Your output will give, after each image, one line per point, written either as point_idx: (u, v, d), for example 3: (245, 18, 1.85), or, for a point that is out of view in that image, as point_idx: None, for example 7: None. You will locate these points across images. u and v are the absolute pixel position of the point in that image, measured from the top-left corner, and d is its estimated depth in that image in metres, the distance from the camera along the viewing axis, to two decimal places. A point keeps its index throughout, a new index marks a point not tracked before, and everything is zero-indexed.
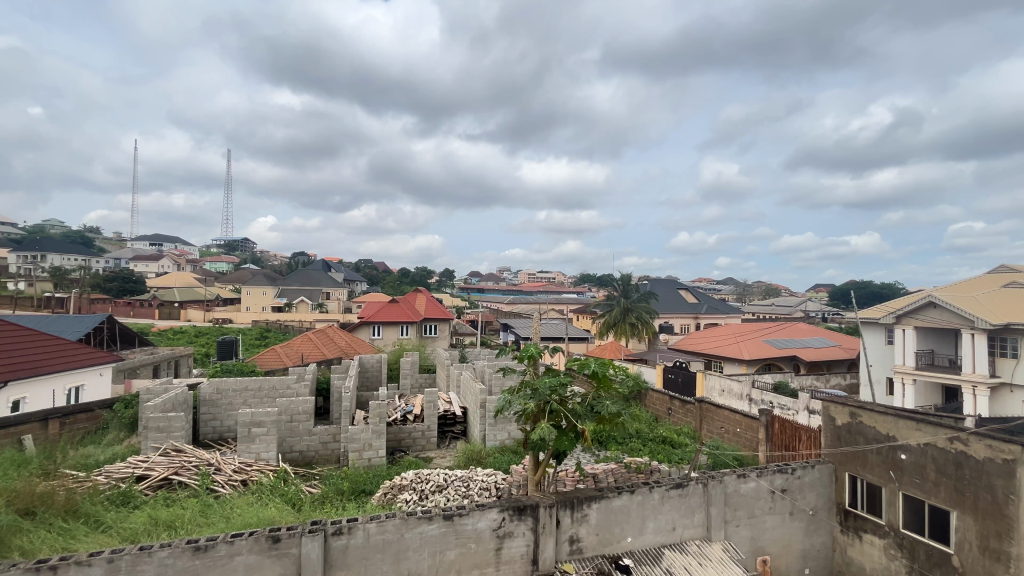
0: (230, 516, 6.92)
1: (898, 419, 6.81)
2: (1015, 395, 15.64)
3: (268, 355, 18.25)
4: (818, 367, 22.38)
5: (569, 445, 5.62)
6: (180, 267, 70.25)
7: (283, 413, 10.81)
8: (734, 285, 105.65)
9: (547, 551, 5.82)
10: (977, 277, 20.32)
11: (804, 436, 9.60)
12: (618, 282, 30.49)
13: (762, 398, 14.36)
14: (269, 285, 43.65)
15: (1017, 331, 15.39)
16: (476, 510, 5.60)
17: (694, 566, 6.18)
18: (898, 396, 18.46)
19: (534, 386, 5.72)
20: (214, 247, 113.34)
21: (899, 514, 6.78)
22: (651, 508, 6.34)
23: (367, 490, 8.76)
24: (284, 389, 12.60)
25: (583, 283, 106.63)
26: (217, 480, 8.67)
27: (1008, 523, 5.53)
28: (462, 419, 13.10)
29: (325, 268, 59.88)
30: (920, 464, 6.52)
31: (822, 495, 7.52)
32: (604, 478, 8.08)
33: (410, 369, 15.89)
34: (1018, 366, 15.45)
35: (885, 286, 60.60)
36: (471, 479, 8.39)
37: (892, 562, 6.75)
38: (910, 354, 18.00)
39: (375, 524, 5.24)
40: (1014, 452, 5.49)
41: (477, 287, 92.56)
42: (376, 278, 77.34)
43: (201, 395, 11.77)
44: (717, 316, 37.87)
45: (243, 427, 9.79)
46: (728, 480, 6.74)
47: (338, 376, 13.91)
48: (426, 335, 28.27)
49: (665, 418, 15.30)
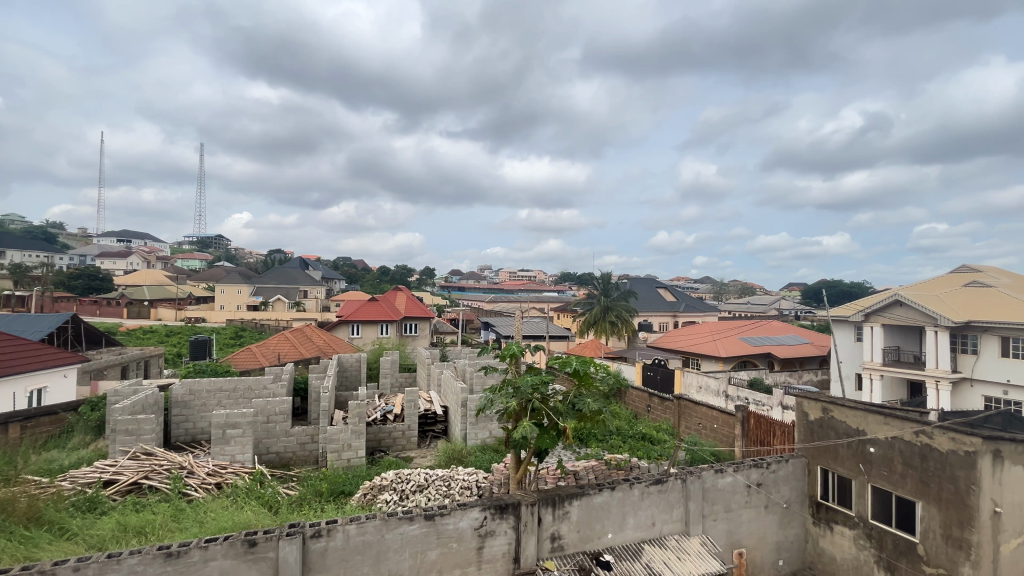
0: (204, 520, 6.75)
1: (867, 414, 7.04)
2: (975, 389, 16.38)
3: (243, 356, 17.79)
4: (791, 363, 22.99)
5: (551, 443, 5.63)
6: (150, 265, 68.00)
7: (259, 414, 10.55)
8: (712, 283, 107.55)
9: (529, 548, 5.84)
10: (940, 277, 21.15)
11: (778, 431, 9.85)
12: (598, 281, 30.78)
13: (738, 394, 14.70)
14: (245, 283, 42.64)
15: (978, 328, 16.10)
16: (458, 510, 5.58)
17: (673, 560, 6.28)
18: (866, 391, 19.10)
19: (516, 384, 5.69)
20: (186, 243, 110.29)
21: (869, 506, 7.00)
22: (632, 503, 6.41)
23: (346, 490, 8.65)
24: (260, 390, 12.34)
25: (563, 283, 106.95)
26: (190, 483, 8.41)
27: (970, 512, 5.77)
28: (443, 419, 13.05)
29: (302, 266, 58.63)
30: (888, 457, 6.76)
31: (796, 489, 7.73)
32: (584, 475, 8.15)
33: (390, 368, 15.75)
34: (978, 362, 16.16)
35: (854, 285, 62.53)
36: (453, 479, 8.37)
37: (861, 552, 6.98)
38: (878, 350, 18.62)
39: (355, 525, 5.17)
40: (976, 444, 5.74)
41: (458, 286, 91.98)
42: (354, 276, 76.00)
43: (172, 396, 11.41)
44: (695, 314, 38.48)
45: (217, 429, 9.53)
46: (706, 475, 6.88)
47: (316, 376, 13.65)
48: (406, 334, 27.95)
49: (644, 415, 15.50)
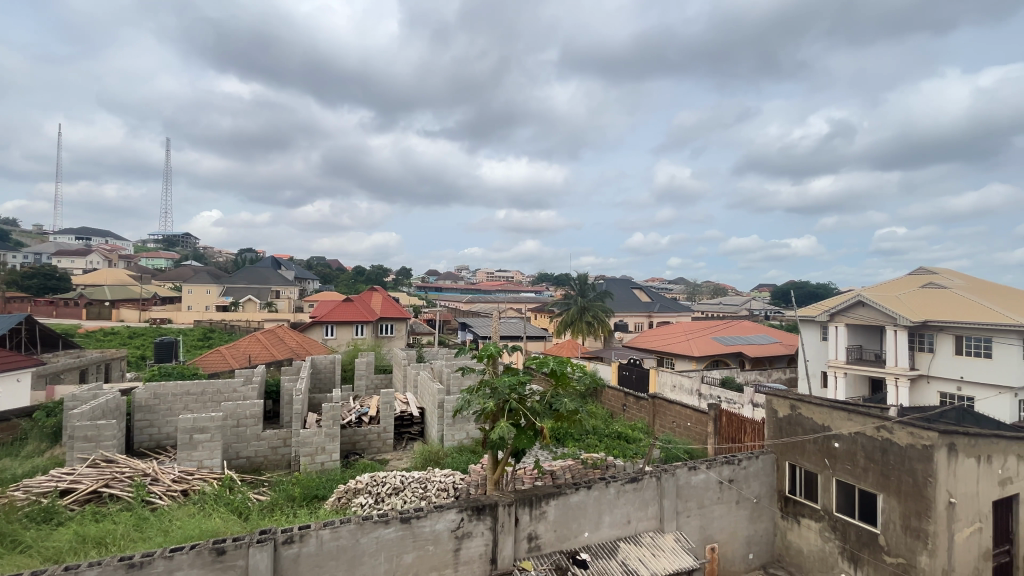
0: (168, 529, 6.50)
1: (832, 411, 7.29)
2: (931, 385, 17.16)
3: (211, 358, 17.24)
4: (760, 361, 23.69)
5: (528, 443, 5.63)
6: (111, 263, 65.17)
7: (229, 418, 10.24)
8: (684, 284, 109.91)
9: (506, 549, 5.83)
10: (899, 278, 22.11)
11: (749, 428, 10.10)
12: (575, 281, 31.04)
13: (710, 393, 15.07)
14: (213, 283, 41.35)
15: (934, 328, 16.90)
16: (435, 512, 5.53)
17: (648, 557, 6.38)
18: (831, 388, 19.80)
19: (494, 385, 5.71)
20: (150, 241, 106.24)
21: (833, 499, 7.25)
22: (608, 502, 6.48)
23: (320, 495, 8.49)
24: (229, 393, 12.01)
25: (540, 283, 107.38)
26: (154, 491, 8.11)
27: (927, 503, 6.04)
28: (420, 420, 12.93)
29: (274, 266, 57.18)
30: (851, 452, 7.01)
31: (765, 484, 7.95)
32: (561, 475, 8.18)
33: (366, 369, 15.54)
34: (934, 359, 16.97)
35: (820, 287, 64.78)
36: (429, 480, 8.29)
37: (827, 544, 7.24)
38: (842, 349, 19.34)
39: (329, 530, 5.08)
40: (932, 438, 6.02)
41: (435, 286, 91.15)
42: (328, 276, 74.50)
43: (135, 400, 10.98)
44: (669, 315, 39.18)
45: (184, 434, 9.20)
46: (680, 473, 7.01)
47: (288, 379, 13.34)
48: (382, 335, 27.58)
49: (619, 414, 15.68)
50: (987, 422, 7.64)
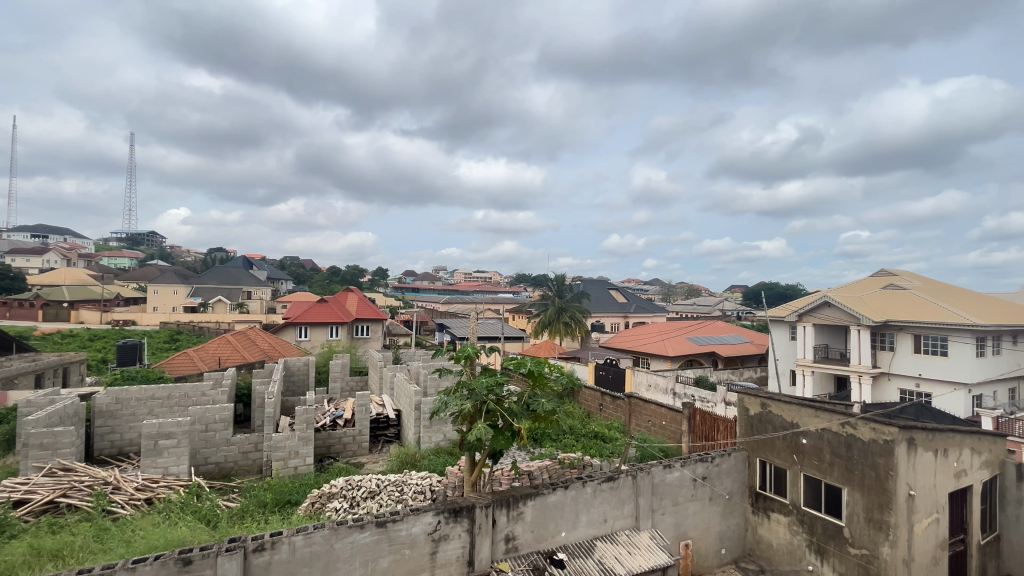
0: (131, 539, 6.24)
1: (800, 408, 7.52)
2: (892, 382, 17.88)
3: (178, 361, 16.65)
4: (732, 361, 24.29)
5: (506, 444, 5.61)
6: (69, 262, 62.19)
7: (197, 422, 9.90)
8: (659, 286, 111.92)
9: (483, 551, 5.81)
10: (863, 279, 22.97)
11: (721, 426, 10.31)
12: (552, 282, 31.20)
13: (685, 391, 15.37)
14: (181, 284, 39.96)
15: (895, 327, 17.61)
16: (411, 515, 5.47)
17: (624, 555, 6.45)
18: (799, 386, 20.43)
19: (471, 386, 5.68)
20: (113, 240, 102.03)
21: (801, 494, 7.47)
22: (585, 501, 6.53)
23: (293, 500, 8.30)
24: (198, 397, 11.64)
25: (518, 284, 107.76)
26: (115, 500, 7.77)
27: (888, 496, 6.30)
28: (396, 422, 12.79)
29: (245, 266, 55.64)
30: (818, 447, 7.24)
31: (737, 481, 8.15)
32: (539, 475, 8.18)
33: (341, 371, 15.29)
34: (895, 357, 17.71)
35: (789, 287, 66.90)
36: (405, 483, 8.19)
37: (795, 537, 7.46)
38: (810, 348, 19.96)
39: (302, 536, 4.95)
40: (894, 433, 6.27)
41: (411, 287, 89.95)
42: (302, 277, 73.02)
43: (95, 406, 10.50)
44: (645, 315, 39.81)
45: (148, 440, 8.85)
46: (655, 471, 7.11)
47: (260, 382, 12.99)
48: (357, 336, 27.12)
49: (596, 414, 15.81)
50: (942, 417, 8.03)
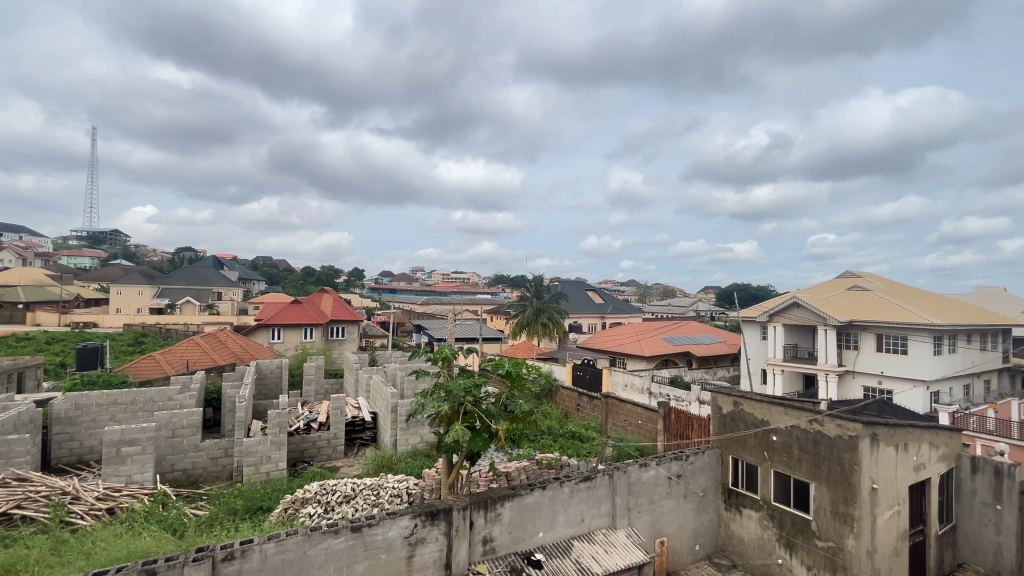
0: (91, 552, 5.97)
1: (770, 406, 7.72)
2: (856, 380, 18.56)
3: (143, 364, 16.04)
4: (706, 360, 24.84)
5: (483, 445, 5.59)
6: (25, 262, 59.19)
7: (162, 428, 9.53)
8: (635, 287, 113.55)
9: (460, 553, 5.78)
10: (829, 281, 23.79)
11: (696, 425, 10.51)
12: (530, 283, 31.30)
13: (660, 391, 15.63)
14: (147, 284, 38.51)
15: (859, 327, 18.28)
16: (387, 519, 5.40)
17: (601, 554, 6.51)
18: (770, 385, 20.97)
19: (448, 388, 5.63)
20: (73, 238, 97.71)
21: (771, 489, 7.68)
22: (562, 501, 6.56)
23: (264, 507, 8.09)
24: (164, 402, 11.23)
25: (496, 284, 107.77)
26: (74, 510, 7.43)
27: (852, 490, 6.53)
28: (372, 425, 12.61)
29: (215, 266, 54.02)
30: (787, 444, 7.45)
31: (710, 478, 8.32)
32: (516, 475, 8.17)
33: (315, 374, 15.01)
34: (859, 356, 18.39)
35: (761, 288, 68.78)
36: (382, 487, 8.09)
37: (765, 531, 7.67)
38: (780, 347, 20.52)
39: (274, 543, 4.83)
40: (858, 429, 6.51)
41: (389, 287, 88.95)
42: (275, 277, 71.36)
43: (53, 412, 10.02)
44: (621, 316, 40.34)
45: (110, 448, 8.49)
46: (631, 470, 7.20)
47: (230, 385, 12.62)
48: (332, 338, 26.67)
49: (574, 415, 15.92)
50: (903, 413, 8.37)
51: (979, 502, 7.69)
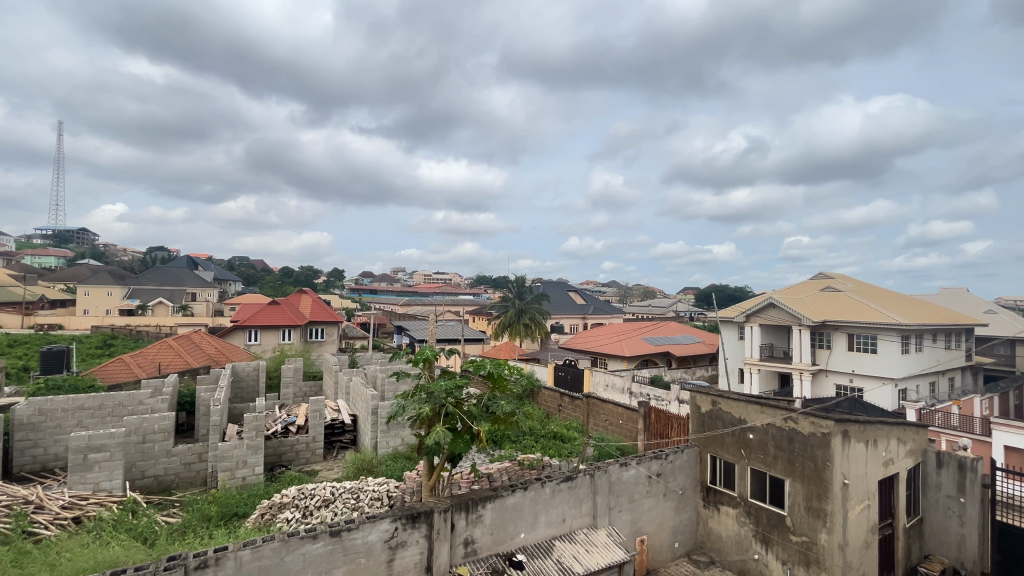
0: (56, 563, 5.74)
1: (747, 405, 7.88)
2: (829, 378, 19.10)
3: (112, 367, 15.49)
4: (685, 360, 25.23)
5: (465, 447, 5.57)
6: None
7: (132, 434, 9.22)
8: (616, 288, 114.75)
9: (441, 556, 5.74)
10: (803, 282, 24.42)
11: (675, 424, 10.65)
12: (513, 284, 31.31)
13: (640, 391, 15.81)
14: (116, 284, 37.23)
15: (832, 327, 18.80)
16: (367, 523, 5.33)
17: (582, 553, 6.54)
18: (747, 384, 21.40)
19: (430, 390, 5.58)
20: (37, 236, 93.97)
21: (748, 487, 7.83)
22: (543, 502, 6.57)
23: (240, 513, 7.91)
24: (134, 406, 10.85)
25: (478, 285, 107.65)
26: (37, 520, 7.14)
27: (825, 485, 6.71)
28: (352, 428, 12.44)
29: (189, 266, 52.62)
30: (764, 441, 7.60)
31: (689, 476, 8.45)
32: (498, 476, 8.16)
33: (293, 377, 14.74)
34: (832, 355, 18.92)
35: (738, 290, 70.23)
36: (362, 490, 7.99)
37: (742, 528, 7.82)
38: (756, 347, 20.95)
39: (249, 550, 4.72)
40: (830, 426, 6.69)
41: (369, 287, 88.13)
42: (253, 278, 69.89)
43: (14, 418, 9.63)
44: (602, 317, 40.71)
45: (76, 454, 8.18)
46: (612, 469, 7.26)
47: (205, 389, 12.30)
48: (312, 339, 26.25)
49: (555, 415, 15.98)
50: (873, 410, 8.65)
51: (944, 495, 8.00)
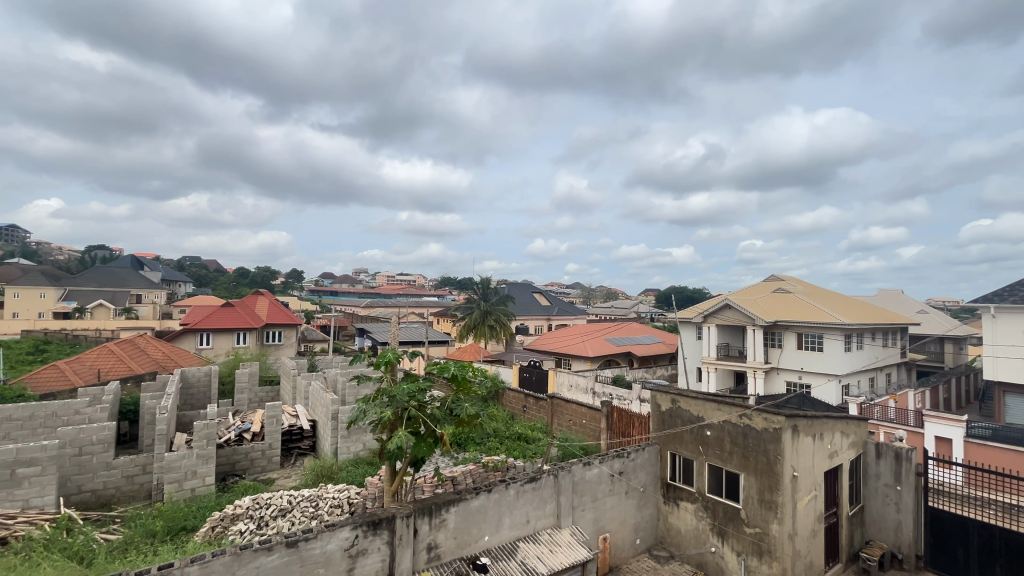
0: None
1: (705, 402, 8.14)
2: (780, 375, 20.05)
3: (44, 374, 14.38)
4: (646, 359, 25.88)
5: (428, 451, 5.49)
6: None
7: (67, 446, 8.58)
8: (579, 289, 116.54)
9: (403, 562, 5.63)
10: (756, 284, 25.50)
11: (636, 423, 10.87)
12: (478, 285, 31.19)
13: (603, 390, 16.07)
14: (51, 285, 34.58)
15: (783, 326, 19.72)
16: (326, 531, 5.15)
17: (546, 553, 6.58)
18: (704, 382, 22.14)
19: (392, 394, 5.46)
20: None
21: (706, 482, 8.09)
22: (507, 504, 6.56)
23: (188, 526, 7.52)
24: (69, 416, 10.05)
25: (441, 287, 106.87)
26: None
27: (776, 478, 7.03)
28: (311, 434, 12.04)
29: (134, 266, 49.54)
30: (720, 438, 7.87)
31: (650, 473, 8.65)
32: (462, 480, 8.09)
33: (248, 382, 14.13)
34: (783, 353, 19.86)
35: (696, 291, 72.79)
36: (321, 498, 7.73)
37: (700, 522, 8.08)
38: (713, 346, 21.71)
39: (198, 565, 4.46)
40: (781, 421, 7.01)
41: (330, 288, 85.98)
42: (204, 278, 66.65)
43: None
44: (566, 318, 41.25)
45: (1, 470, 7.51)
46: (575, 469, 7.34)
47: (150, 396, 11.62)
48: (268, 343, 25.28)
49: (520, 416, 16.01)
50: (819, 405, 9.13)
51: (883, 483, 8.52)
